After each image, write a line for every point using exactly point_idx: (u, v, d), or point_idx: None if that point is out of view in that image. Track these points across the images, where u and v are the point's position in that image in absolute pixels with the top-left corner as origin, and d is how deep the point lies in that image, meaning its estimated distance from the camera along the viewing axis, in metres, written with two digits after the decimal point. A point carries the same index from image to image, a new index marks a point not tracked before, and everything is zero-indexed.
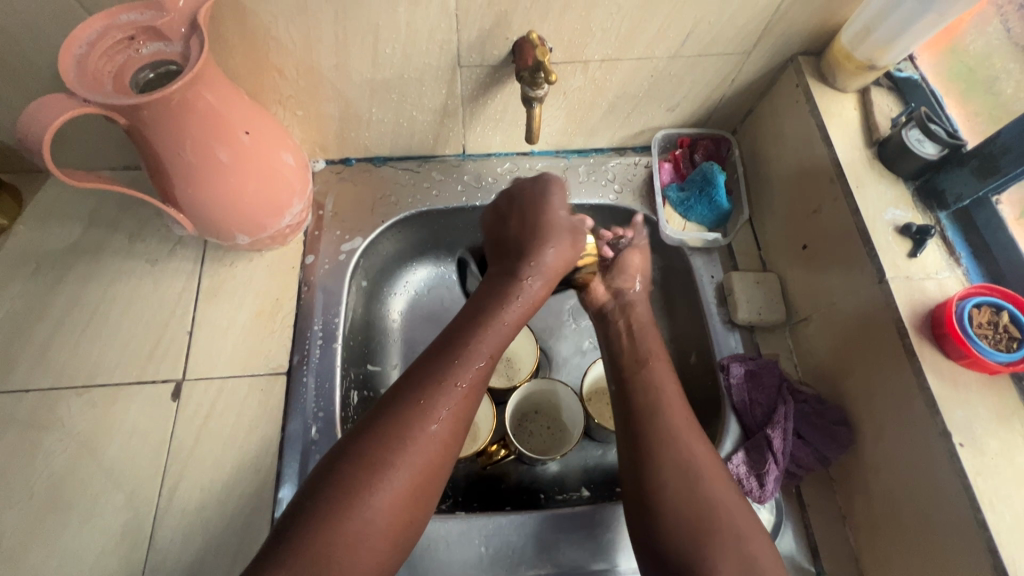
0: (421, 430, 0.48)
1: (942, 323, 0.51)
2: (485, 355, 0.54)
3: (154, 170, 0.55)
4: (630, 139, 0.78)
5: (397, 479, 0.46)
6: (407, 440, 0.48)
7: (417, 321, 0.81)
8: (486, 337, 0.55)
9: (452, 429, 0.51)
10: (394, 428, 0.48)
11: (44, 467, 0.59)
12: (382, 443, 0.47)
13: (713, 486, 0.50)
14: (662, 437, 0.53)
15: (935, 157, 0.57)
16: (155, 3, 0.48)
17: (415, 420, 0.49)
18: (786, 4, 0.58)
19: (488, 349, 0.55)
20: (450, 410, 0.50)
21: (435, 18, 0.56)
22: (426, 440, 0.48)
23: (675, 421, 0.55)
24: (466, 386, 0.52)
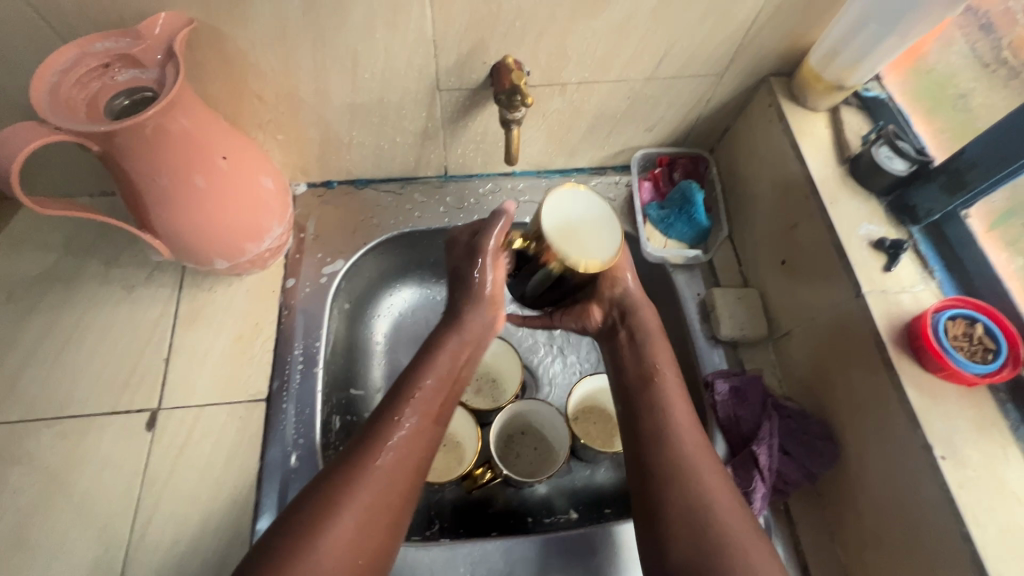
0: (370, 466, 0.48)
1: (918, 336, 0.52)
2: (426, 404, 0.52)
3: (130, 196, 0.54)
4: (610, 159, 0.79)
5: (350, 516, 0.45)
6: (356, 478, 0.47)
7: (401, 343, 0.79)
8: (426, 385, 0.53)
9: (397, 481, 0.48)
10: (334, 484, 0.46)
11: (10, 504, 0.57)
12: (322, 499, 0.46)
13: (711, 469, 0.49)
14: (667, 417, 0.52)
15: (905, 173, 0.59)
16: (130, 31, 0.48)
17: (359, 461, 0.48)
18: (754, 27, 0.60)
19: (430, 399, 0.53)
20: (399, 446, 0.49)
21: (413, 44, 0.57)
22: (376, 476, 0.47)
23: (677, 403, 0.53)
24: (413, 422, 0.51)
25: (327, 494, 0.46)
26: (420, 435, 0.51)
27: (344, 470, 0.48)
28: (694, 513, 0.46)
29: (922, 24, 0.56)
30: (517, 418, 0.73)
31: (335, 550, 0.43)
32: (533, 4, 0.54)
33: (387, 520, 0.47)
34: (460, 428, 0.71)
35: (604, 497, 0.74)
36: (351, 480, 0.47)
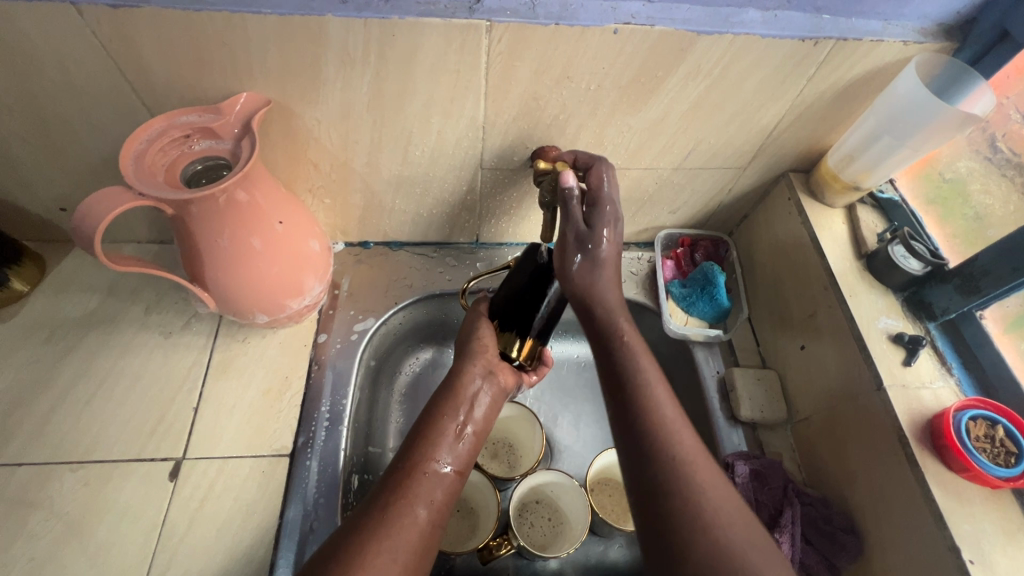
0: (392, 515, 0.48)
1: (941, 434, 0.53)
2: (453, 443, 0.56)
3: (190, 255, 0.58)
4: (634, 236, 0.83)
5: (374, 562, 0.45)
6: (379, 527, 0.47)
7: (412, 408, 0.79)
8: (450, 425, 0.57)
9: (430, 515, 0.50)
10: (375, 517, 0.48)
11: (25, 550, 0.57)
12: (365, 528, 0.47)
13: (708, 472, 0.47)
14: (658, 422, 0.50)
15: (920, 273, 0.62)
16: (213, 108, 0.53)
17: (381, 510, 0.49)
18: (776, 130, 0.65)
19: (455, 437, 0.56)
20: (418, 495, 0.50)
21: (464, 129, 0.62)
22: (398, 524, 0.48)
23: (681, 438, 0.49)
24: (429, 470, 0.53)
25: (366, 526, 0.47)
26: (450, 472, 0.54)
27: (382, 502, 0.49)
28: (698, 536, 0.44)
29: (934, 139, 0.61)
30: (533, 488, 0.72)
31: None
32: (577, 101, 0.59)
33: (421, 554, 0.48)
34: (476, 493, 0.71)
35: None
36: (389, 512, 0.48)
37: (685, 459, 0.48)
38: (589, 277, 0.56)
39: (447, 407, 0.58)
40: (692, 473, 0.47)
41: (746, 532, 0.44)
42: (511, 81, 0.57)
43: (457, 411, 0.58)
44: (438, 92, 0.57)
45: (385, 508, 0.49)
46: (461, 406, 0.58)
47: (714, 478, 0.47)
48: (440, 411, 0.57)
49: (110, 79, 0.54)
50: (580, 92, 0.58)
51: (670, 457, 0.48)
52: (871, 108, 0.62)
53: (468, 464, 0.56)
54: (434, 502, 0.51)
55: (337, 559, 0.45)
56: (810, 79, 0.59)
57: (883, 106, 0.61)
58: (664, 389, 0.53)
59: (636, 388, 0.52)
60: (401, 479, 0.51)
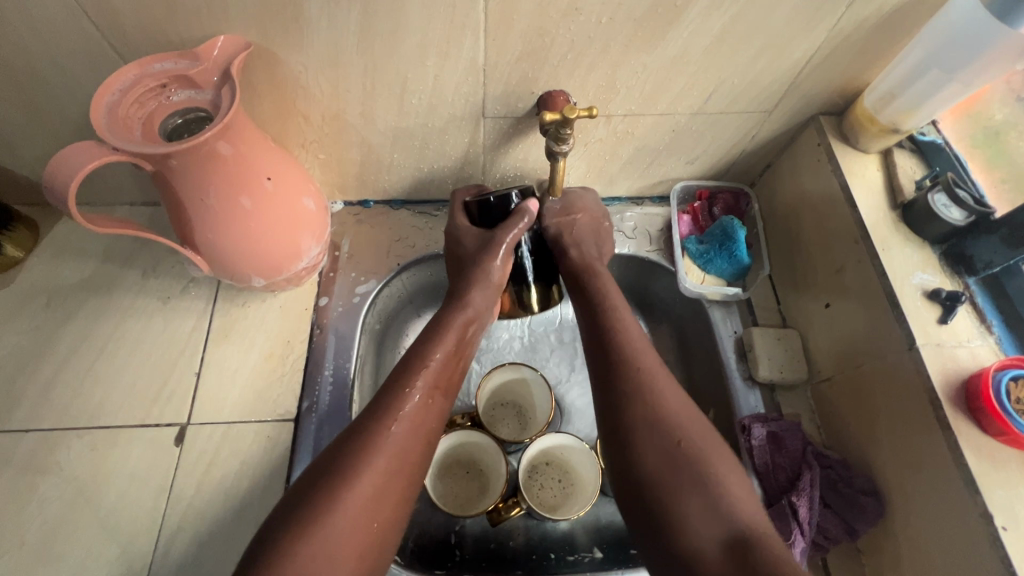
0: (383, 434, 0.48)
1: (978, 396, 0.50)
2: (435, 375, 0.54)
3: (177, 214, 0.55)
4: (648, 189, 0.78)
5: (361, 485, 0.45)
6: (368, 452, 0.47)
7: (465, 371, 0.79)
8: (437, 357, 0.54)
9: (395, 468, 0.48)
10: (353, 444, 0.47)
11: (38, 514, 0.57)
12: (346, 456, 0.47)
13: (677, 402, 0.52)
14: (632, 348, 0.55)
15: (961, 224, 0.57)
16: (189, 53, 0.49)
17: (372, 430, 0.48)
18: (808, 67, 0.59)
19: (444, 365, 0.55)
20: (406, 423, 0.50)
21: (463, 73, 0.57)
22: (385, 445, 0.48)
23: (645, 351, 0.55)
24: (420, 396, 0.52)
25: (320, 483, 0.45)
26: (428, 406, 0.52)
27: (351, 445, 0.47)
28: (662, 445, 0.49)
29: (986, 72, 0.55)
30: (542, 450, 0.70)
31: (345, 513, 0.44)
32: (587, 37, 0.54)
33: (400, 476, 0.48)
34: (484, 456, 0.69)
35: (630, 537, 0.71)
36: (350, 459, 0.46)
37: (646, 369, 0.54)
38: (574, 245, 0.65)
39: (436, 335, 0.56)
40: (649, 379, 0.53)
41: (697, 427, 0.50)
42: (513, 15, 0.51)
43: (435, 332, 0.57)
44: (434, 31, 0.52)
45: (369, 435, 0.48)
46: (450, 331, 0.57)
47: (671, 390, 0.52)
48: (432, 340, 0.56)
49: (77, 23, 0.49)
50: (589, 27, 0.53)
51: (635, 364, 0.54)
52: (919, 36, 0.55)
53: (452, 366, 0.56)
54: (396, 455, 0.48)
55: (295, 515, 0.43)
56: (849, 6, 0.52)
57: (933, 34, 0.54)
58: (632, 319, 0.59)
59: (606, 317, 0.58)
60: (380, 414, 0.49)
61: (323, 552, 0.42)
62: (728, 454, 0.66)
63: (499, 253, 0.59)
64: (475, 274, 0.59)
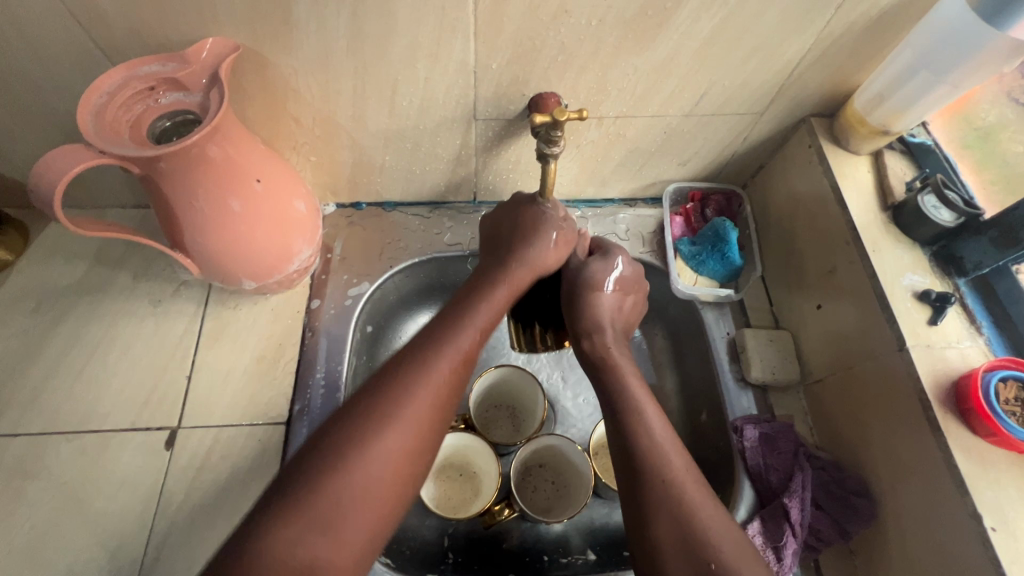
0: (420, 387, 0.46)
1: (967, 397, 0.50)
2: (481, 332, 0.52)
3: (166, 217, 0.55)
4: (641, 191, 0.78)
5: (392, 438, 0.44)
6: (403, 403, 0.45)
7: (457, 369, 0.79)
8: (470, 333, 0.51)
9: (424, 423, 0.46)
10: (387, 392, 0.45)
11: (27, 519, 0.57)
12: (377, 403, 0.45)
13: (685, 469, 0.48)
14: (634, 410, 0.51)
15: (952, 225, 0.57)
16: (177, 56, 0.49)
17: (411, 381, 0.46)
18: (798, 69, 0.59)
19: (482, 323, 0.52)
20: (444, 377, 0.48)
21: (453, 75, 0.56)
22: (422, 400, 0.46)
23: (675, 453, 0.49)
24: (460, 355, 0.49)
25: (344, 436, 0.43)
26: (454, 376, 0.49)
27: (383, 395, 0.45)
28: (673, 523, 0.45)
29: (975, 74, 0.55)
30: (535, 452, 0.70)
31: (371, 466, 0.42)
32: (577, 40, 0.54)
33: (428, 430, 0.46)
34: (476, 458, 0.69)
35: (623, 539, 0.71)
36: (386, 404, 0.45)
37: (676, 476, 0.47)
38: (590, 334, 0.57)
39: (486, 290, 0.54)
40: (664, 467, 0.47)
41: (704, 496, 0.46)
42: (503, 17, 0.51)
43: (485, 291, 0.54)
44: (424, 32, 0.52)
45: (390, 397, 0.45)
46: (499, 289, 0.54)
47: (676, 451, 0.49)
48: (481, 294, 0.54)
49: (64, 26, 0.49)
50: (579, 29, 0.53)
51: (662, 470, 0.47)
52: (908, 38, 0.55)
53: (488, 325, 0.53)
54: (428, 407, 0.46)
55: (317, 462, 0.42)
56: (838, 8, 0.52)
57: (921, 36, 0.54)
58: (656, 412, 0.52)
59: (617, 390, 0.53)
60: (410, 376, 0.46)
61: (337, 510, 0.40)
62: (720, 456, 0.66)
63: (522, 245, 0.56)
64: (525, 251, 0.56)
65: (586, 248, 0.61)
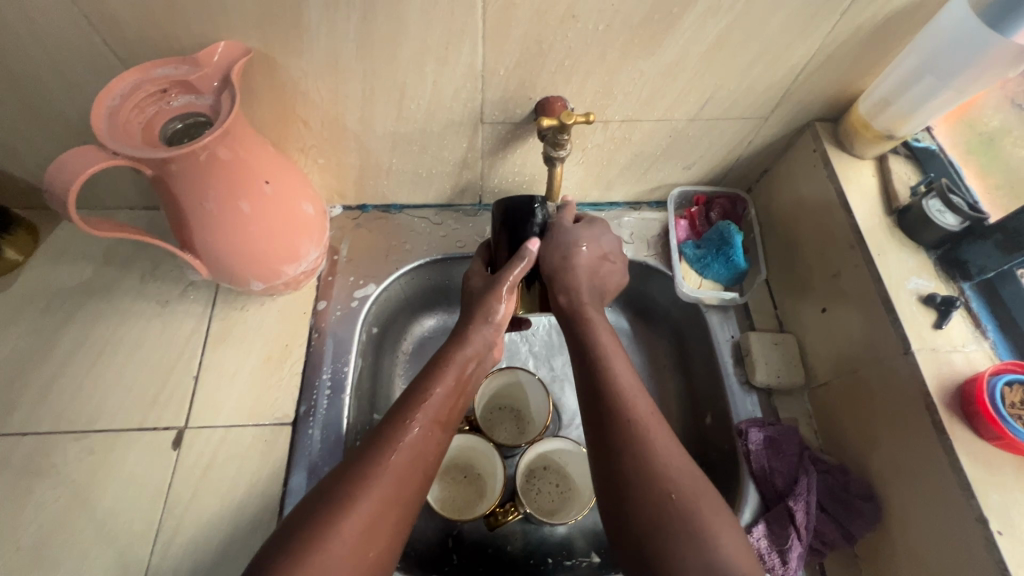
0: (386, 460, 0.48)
1: (973, 400, 0.50)
2: (435, 410, 0.53)
3: (176, 218, 0.55)
4: (645, 195, 0.78)
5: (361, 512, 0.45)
6: (372, 474, 0.47)
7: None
8: (437, 391, 0.54)
9: (393, 491, 0.47)
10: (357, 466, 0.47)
11: (34, 517, 0.57)
12: (349, 479, 0.46)
13: (660, 431, 0.49)
14: (610, 372, 0.52)
15: (957, 229, 0.57)
16: (190, 59, 0.49)
17: (375, 457, 0.48)
18: (803, 74, 0.60)
19: (439, 407, 0.53)
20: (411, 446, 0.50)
21: (461, 79, 0.57)
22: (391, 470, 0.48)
23: (636, 395, 0.51)
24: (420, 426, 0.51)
25: (318, 510, 0.44)
26: (430, 435, 0.51)
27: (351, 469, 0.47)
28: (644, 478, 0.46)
29: (980, 79, 0.55)
30: (540, 455, 0.70)
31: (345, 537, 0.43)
32: (584, 44, 0.54)
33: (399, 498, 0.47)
34: (481, 460, 0.70)
35: None
36: (355, 477, 0.46)
37: (640, 420, 0.49)
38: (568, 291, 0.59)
39: (436, 372, 0.55)
40: (642, 428, 0.48)
41: (687, 472, 0.46)
42: (511, 22, 0.51)
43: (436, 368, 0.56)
44: (432, 37, 0.52)
45: (360, 471, 0.47)
46: (449, 370, 0.55)
47: (649, 412, 0.50)
48: (432, 376, 0.55)
49: (79, 30, 0.50)
50: (586, 34, 0.53)
51: (639, 433, 0.48)
52: (912, 43, 0.56)
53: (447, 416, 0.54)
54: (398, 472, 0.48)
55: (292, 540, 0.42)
56: (843, 14, 0.53)
57: (926, 41, 0.54)
58: (629, 369, 0.53)
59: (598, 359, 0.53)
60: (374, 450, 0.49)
61: None
62: (724, 459, 0.66)
63: (503, 295, 0.57)
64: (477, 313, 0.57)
65: (573, 212, 0.62)
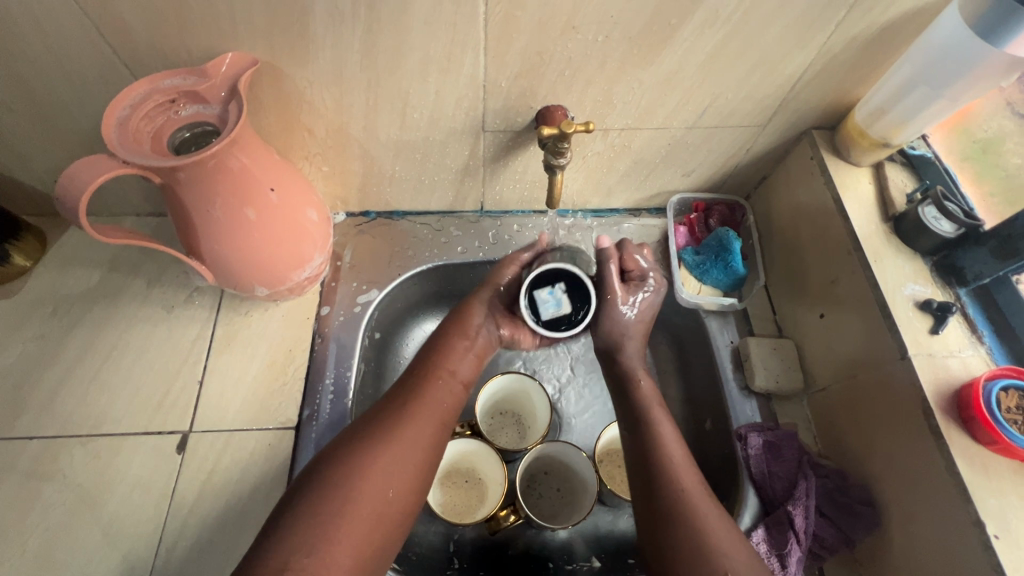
0: (410, 419, 0.54)
1: (969, 405, 0.50)
2: (454, 377, 0.61)
3: (183, 225, 0.56)
4: (645, 201, 0.79)
5: (389, 452, 0.51)
6: (400, 426, 0.53)
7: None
8: (458, 362, 0.62)
9: (419, 442, 0.53)
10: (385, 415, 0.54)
11: (41, 520, 0.58)
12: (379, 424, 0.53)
13: (693, 474, 0.54)
14: (650, 418, 0.58)
15: (952, 236, 0.58)
16: (197, 70, 0.50)
17: (403, 412, 0.55)
18: (800, 84, 0.61)
19: (456, 372, 0.62)
20: (436, 413, 0.56)
21: (463, 89, 0.58)
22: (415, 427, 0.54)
23: (685, 471, 0.53)
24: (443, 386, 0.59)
25: (351, 445, 0.51)
26: (447, 396, 0.59)
27: (383, 412, 0.55)
28: (678, 515, 0.50)
29: (973, 89, 0.56)
30: (541, 460, 0.71)
31: (373, 477, 0.49)
32: (584, 55, 0.55)
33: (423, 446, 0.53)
34: (482, 465, 0.70)
35: (629, 545, 0.71)
36: (387, 422, 0.53)
37: (676, 462, 0.54)
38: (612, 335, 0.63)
39: (454, 343, 0.64)
40: (677, 469, 0.53)
41: (713, 507, 0.51)
42: (512, 33, 0.53)
43: (456, 332, 0.65)
44: (435, 48, 0.53)
45: (390, 418, 0.54)
46: (467, 347, 0.64)
47: (684, 456, 0.55)
48: (451, 347, 0.64)
49: (90, 41, 0.51)
50: (586, 44, 0.54)
51: (675, 474, 0.53)
52: (906, 54, 0.57)
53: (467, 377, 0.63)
54: (426, 431, 0.54)
55: (327, 481, 0.48)
56: (838, 25, 0.54)
57: (920, 52, 0.55)
58: (667, 418, 0.59)
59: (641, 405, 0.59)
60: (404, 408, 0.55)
61: (343, 516, 0.46)
62: (724, 464, 0.67)
63: (511, 266, 0.68)
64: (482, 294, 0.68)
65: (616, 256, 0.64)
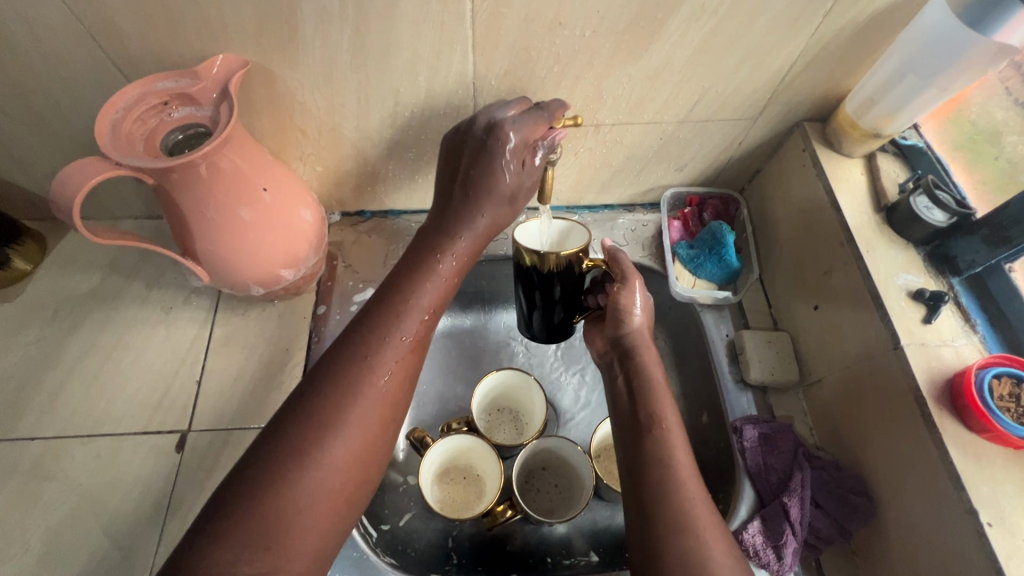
0: (369, 383, 0.47)
1: (962, 393, 0.50)
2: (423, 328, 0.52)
3: (178, 226, 0.57)
4: (639, 197, 0.79)
5: (350, 435, 0.45)
6: (356, 395, 0.46)
7: (461, 371, 0.80)
8: (425, 298, 0.53)
9: (378, 414, 0.47)
10: (336, 382, 0.47)
11: (42, 519, 0.59)
12: (335, 395, 0.46)
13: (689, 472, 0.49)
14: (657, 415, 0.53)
15: (944, 224, 0.58)
16: (189, 72, 0.51)
17: (362, 375, 0.47)
18: (789, 76, 0.61)
19: (424, 322, 0.53)
20: (395, 364, 0.49)
21: (453, 86, 0.58)
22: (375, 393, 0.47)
23: (685, 471, 0.49)
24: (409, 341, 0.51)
25: (303, 427, 0.44)
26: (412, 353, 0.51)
27: (339, 381, 0.47)
28: (671, 513, 0.46)
29: (963, 77, 0.56)
30: (538, 455, 0.71)
31: (329, 462, 0.44)
32: (572, 50, 0.56)
33: (384, 420, 0.48)
34: (479, 461, 0.70)
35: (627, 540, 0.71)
36: (342, 392, 0.46)
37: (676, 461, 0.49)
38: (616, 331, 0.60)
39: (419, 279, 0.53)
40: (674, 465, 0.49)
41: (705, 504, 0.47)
42: (500, 31, 0.53)
43: (425, 271, 0.54)
44: (424, 46, 0.54)
45: (344, 385, 0.47)
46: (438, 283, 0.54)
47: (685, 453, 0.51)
48: (416, 283, 0.53)
49: (84, 46, 0.52)
50: (574, 40, 0.54)
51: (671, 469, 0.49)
52: (894, 44, 0.57)
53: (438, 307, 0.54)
54: (387, 394, 0.48)
55: (273, 466, 0.42)
56: (825, 16, 0.54)
57: (907, 42, 0.55)
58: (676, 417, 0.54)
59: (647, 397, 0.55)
60: (356, 371, 0.48)
61: (293, 512, 0.42)
62: (720, 457, 0.67)
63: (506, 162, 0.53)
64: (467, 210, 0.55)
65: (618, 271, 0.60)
